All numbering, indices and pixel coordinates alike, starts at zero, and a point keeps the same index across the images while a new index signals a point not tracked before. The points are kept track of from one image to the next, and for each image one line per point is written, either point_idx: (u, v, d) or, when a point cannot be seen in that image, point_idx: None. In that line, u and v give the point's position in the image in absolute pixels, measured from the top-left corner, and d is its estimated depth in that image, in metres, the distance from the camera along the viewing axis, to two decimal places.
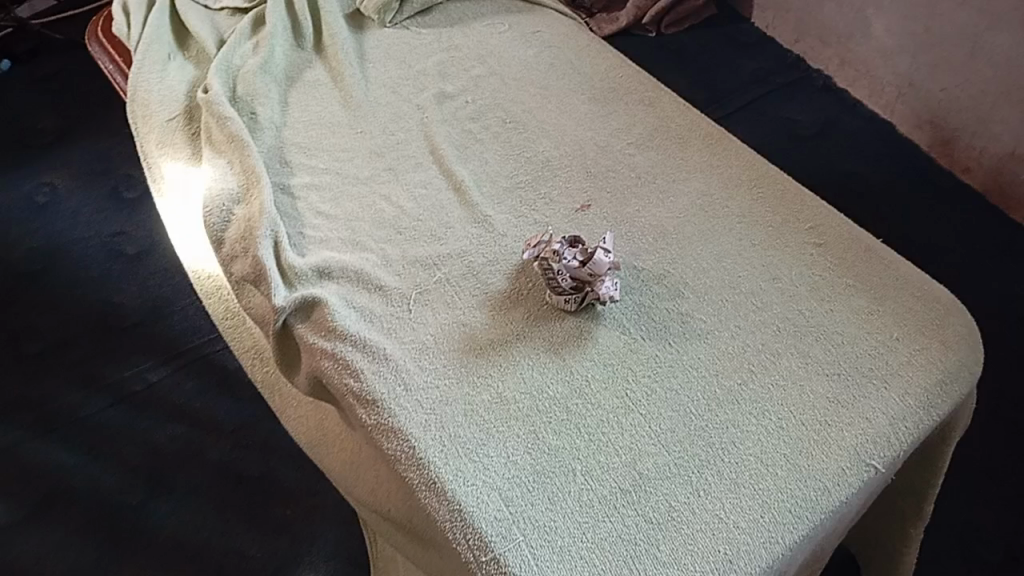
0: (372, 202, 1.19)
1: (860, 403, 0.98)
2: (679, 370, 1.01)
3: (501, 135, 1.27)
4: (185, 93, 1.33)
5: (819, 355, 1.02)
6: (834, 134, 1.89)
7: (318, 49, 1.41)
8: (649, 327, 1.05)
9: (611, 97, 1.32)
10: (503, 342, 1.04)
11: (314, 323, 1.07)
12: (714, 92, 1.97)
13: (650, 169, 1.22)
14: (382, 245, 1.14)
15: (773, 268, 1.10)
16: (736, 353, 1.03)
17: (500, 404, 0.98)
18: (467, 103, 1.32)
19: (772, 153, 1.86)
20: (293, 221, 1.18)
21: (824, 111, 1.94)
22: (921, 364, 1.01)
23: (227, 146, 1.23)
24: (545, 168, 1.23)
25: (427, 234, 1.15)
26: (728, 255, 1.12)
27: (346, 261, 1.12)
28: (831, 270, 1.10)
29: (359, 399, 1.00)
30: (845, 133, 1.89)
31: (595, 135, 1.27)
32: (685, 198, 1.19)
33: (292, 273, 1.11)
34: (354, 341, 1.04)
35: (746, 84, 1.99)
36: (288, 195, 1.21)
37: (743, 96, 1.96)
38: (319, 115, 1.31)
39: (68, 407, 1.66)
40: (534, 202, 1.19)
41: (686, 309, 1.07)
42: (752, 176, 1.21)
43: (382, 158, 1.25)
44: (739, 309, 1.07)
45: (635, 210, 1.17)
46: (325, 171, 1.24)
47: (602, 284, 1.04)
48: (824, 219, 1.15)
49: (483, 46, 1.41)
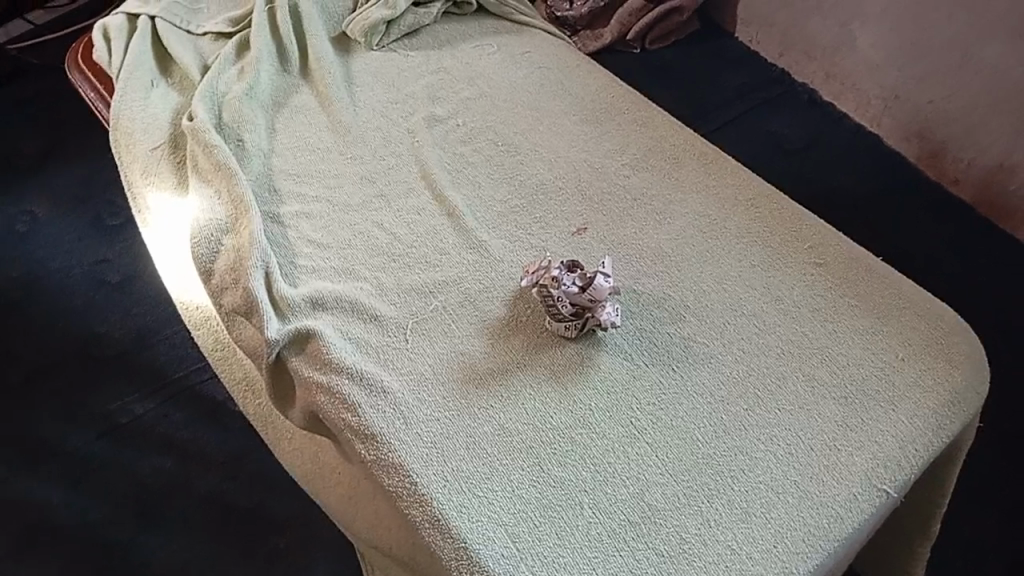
0: (365, 230, 1.17)
1: (868, 426, 0.97)
2: (684, 397, 0.99)
3: (493, 158, 1.25)
4: (170, 120, 1.30)
5: (825, 378, 1.01)
6: (822, 148, 1.88)
7: (305, 73, 1.39)
8: (651, 353, 1.03)
9: (604, 118, 1.30)
10: (503, 371, 1.02)
11: (308, 355, 1.04)
12: (702, 108, 1.96)
13: (646, 190, 1.21)
14: (376, 273, 1.12)
15: (775, 289, 1.09)
16: (741, 378, 1.01)
17: (503, 436, 0.96)
18: (458, 126, 1.30)
19: (762, 168, 1.85)
20: (284, 250, 1.15)
21: (812, 124, 1.93)
22: (928, 385, 1.00)
23: (214, 175, 1.21)
24: (539, 191, 1.21)
25: (422, 261, 1.13)
26: (729, 276, 1.10)
27: (339, 291, 1.09)
28: (832, 290, 1.09)
29: (358, 434, 0.98)
30: (834, 146, 1.89)
31: (589, 157, 1.25)
32: (683, 219, 1.17)
33: (284, 304, 1.08)
34: (351, 373, 1.01)
35: (732, 99, 1.98)
36: (278, 224, 1.18)
37: (730, 112, 1.96)
38: (308, 141, 1.29)
39: (51, 441, 1.61)
40: (529, 226, 1.17)
41: (689, 333, 1.05)
42: (749, 195, 1.20)
43: (373, 184, 1.22)
44: (742, 332, 1.05)
45: (633, 233, 1.15)
46: (315, 199, 1.21)
47: (603, 310, 1.02)
48: (823, 239, 1.14)
49: (472, 67, 1.39)
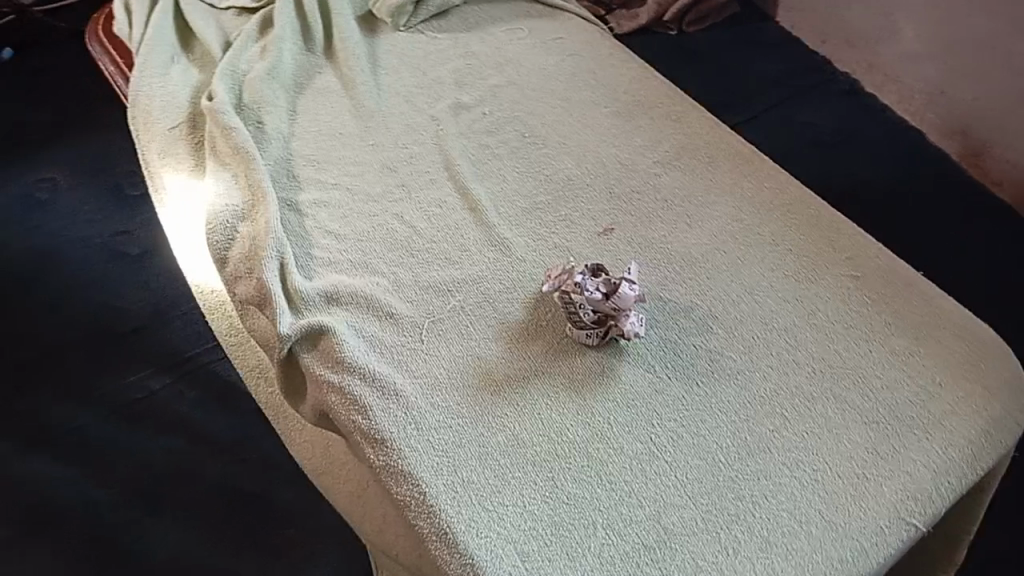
0: (384, 221, 1.13)
1: (899, 455, 0.93)
2: (707, 415, 0.95)
3: (518, 150, 1.21)
4: (189, 99, 1.27)
5: (856, 401, 0.96)
6: (863, 142, 1.81)
7: (329, 53, 1.35)
8: (675, 365, 0.99)
9: (636, 112, 1.25)
10: (520, 378, 0.98)
11: (320, 353, 1.01)
12: (731, 98, 1.89)
13: (678, 191, 1.16)
14: (394, 268, 1.08)
15: (808, 302, 1.04)
16: (768, 397, 0.97)
17: (516, 447, 0.93)
18: (484, 115, 1.25)
19: (791, 164, 1.78)
20: (300, 240, 1.12)
21: (853, 115, 1.86)
22: (965, 413, 0.95)
23: (231, 159, 1.17)
24: (565, 188, 1.16)
25: (441, 257, 1.09)
26: (760, 287, 1.06)
27: (355, 286, 1.06)
28: (868, 306, 1.04)
29: (367, 439, 0.95)
30: (875, 140, 1.81)
31: (619, 152, 1.20)
32: (715, 223, 1.12)
33: (298, 297, 1.05)
34: (363, 374, 0.98)
35: (765, 89, 1.91)
36: (294, 212, 1.14)
37: (761, 102, 1.88)
38: (329, 125, 1.25)
39: (65, 417, 1.61)
40: (554, 224, 1.12)
41: (715, 346, 1.01)
42: (785, 200, 1.14)
43: (394, 174, 1.18)
44: (772, 347, 1.01)
45: (661, 236, 1.11)
46: (334, 186, 1.17)
47: (626, 318, 0.98)
48: (861, 250, 1.09)
49: (501, 53, 1.34)
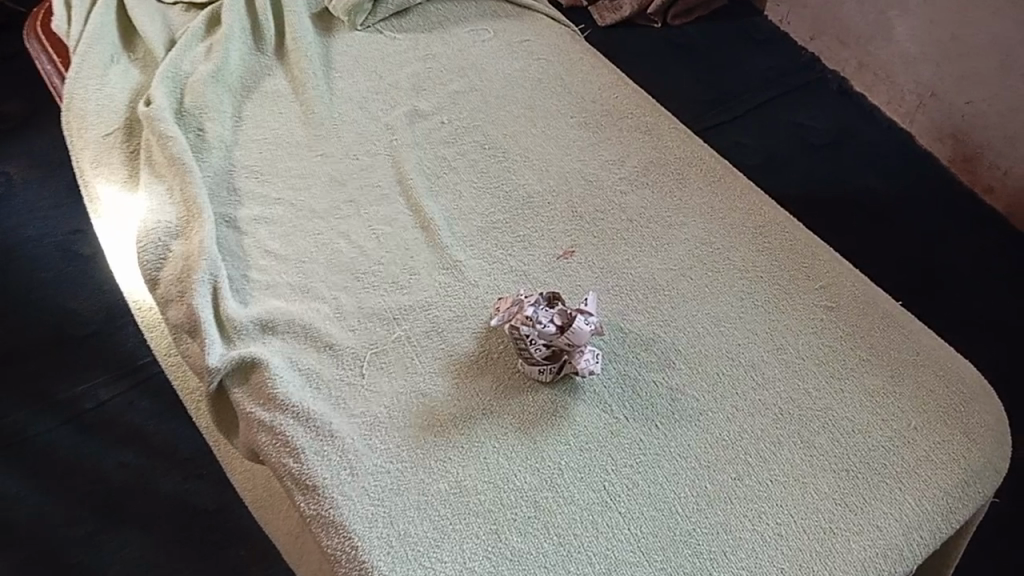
0: (329, 241, 1.06)
1: (870, 507, 0.86)
2: (666, 460, 0.89)
3: (477, 163, 1.13)
4: (127, 103, 1.19)
5: (826, 447, 0.90)
6: (848, 145, 1.73)
7: (280, 54, 1.27)
8: (633, 405, 0.92)
9: (604, 123, 1.17)
10: (466, 418, 0.91)
11: (252, 389, 0.94)
12: (704, 102, 1.80)
13: (645, 211, 1.08)
14: (337, 292, 1.01)
15: (778, 335, 0.98)
16: (731, 440, 0.90)
17: (458, 495, 0.86)
18: (443, 124, 1.17)
19: (764, 172, 1.69)
20: (236, 260, 1.04)
21: (840, 117, 1.78)
22: (941, 462, 0.89)
23: (167, 170, 1.10)
24: (525, 206, 1.09)
25: (388, 281, 1.02)
26: (728, 318, 0.99)
27: (292, 313, 0.99)
28: (843, 340, 0.97)
29: (298, 484, 0.88)
30: (861, 143, 1.74)
31: (585, 167, 1.13)
32: (683, 247, 1.05)
33: (230, 324, 0.97)
34: (297, 412, 0.91)
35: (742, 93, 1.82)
36: (233, 229, 1.07)
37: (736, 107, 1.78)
38: (276, 133, 1.17)
39: (11, 427, 1.53)
40: (512, 246, 1.05)
41: (676, 383, 0.94)
42: (758, 222, 1.07)
43: (343, 188, 1.11)
44: (736, 386, 0.94)
45: (626, 260, 1.04)
46: (276, 201, 1.10)
47: (580, 356, 0.91)
48: (836, 278, 1.03)
49: (463, 56, 1.26)
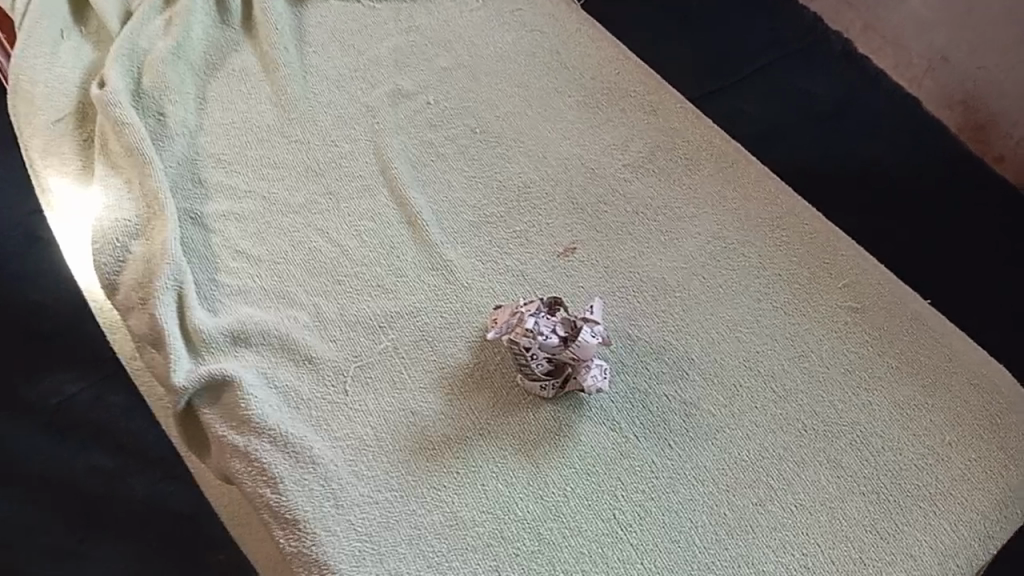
0: (306, 239, 0.96)
1: (903, 534, 0.80)
2: (681, 484, 0.81)
3: (466, 149, 1.03)
4: (80, 84, 1.08)
5: (853, 467, 0.83)
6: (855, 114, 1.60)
7: (248, 26, 1.15)
8: (644, 422, 0.84)
9: (605, 103, 1.07)
10: (461, 440, 0.83)
11: (223, 409, 0.85)
12: (701, 66, 1.64)
13: (651, 202, 0.99)
14: (315, 298, 0.92)
15: (799, 341, 0.90)
16: (751, 461, 0.83)
17: (455, 529, 0.78)
18: (428, 105, 1.07)
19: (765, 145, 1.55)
20: (203, 261, 0.94)
21: (847, 82, 1.63)
22: (978, 482, 0.82)
23: (125, 161, 0.99)
24: (520, 197, 1.00)
25: (373, 284, 0.93)
26: (744, 322, 0.91)
27: (267, 322, 0.89)
28: (869, 346, 0.90)
29: (277, 517, 0.80)
30: (868, 112, 1.60)
31: (584, 152, 1.03)
32: (694, 242, 0.96)
33: (197, 337, 0.88)
34: (274, 436, 0.82)
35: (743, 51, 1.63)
36: (199, 227, 0.97)
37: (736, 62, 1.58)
38: (245, 117, 1.06)
39: None
40: (507, 243, 0.96)
41: (691, 397, 0.86)
42: (774, 213, 0.98)
43: (320, 178, 1.01)
44: (755, 399, 0.86)
45: (632, 257, 0.95)
46: (247, 194, 1.00)
47: (587, 372, 0.83)
48: (860, 275, 0.94)
49: (449, 27, 1.15)
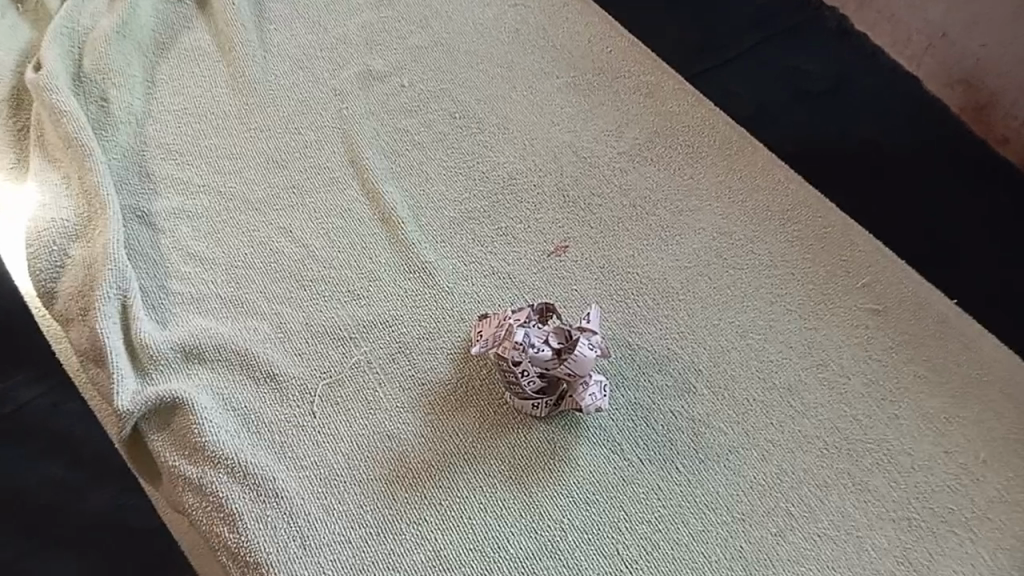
0: (267, 239, 0.86)
1: (939, 566, 0.71)
2: (691, 513, 0.73)
3: (444, 137, 0.94)
4: (14, 67, 0.97)
5: (880, 490, 0.75)
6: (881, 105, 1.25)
7: (202, 1, 1.04)
8: (648, 443, 0.76)
9: (597, 84, 0.98)
10: (444, 466, 0.74)
11: (174, 436, 0.75)
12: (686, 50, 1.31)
13: (650, 194, 0.90)
14: (278, 306, 0.82)
15: (817, 348, 0.81)
16: (767, 486, 0.74)
17: (439, 569, 0.69)
18: (402, 88, 0.97)
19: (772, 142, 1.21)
20: (152, 266, 0.84)
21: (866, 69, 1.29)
22: (1018, 504, 0.74)
23: (62, 153, 0.89)
24: (506, 189, 0.90)
25: (342, 289, 0.83)
26: (756, 327, 0.82)
27: (222, 335, 0.79)
28: (892, 353, 0.81)
29: (236, 560, 0.70)
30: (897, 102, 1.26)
31: (576, 139, 0.94)
32: (698, 238, 0.87)
33: (144, 354, 0.78)
34: (232, 467, 0.73)
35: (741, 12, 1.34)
36: (146, 226, 0.87)
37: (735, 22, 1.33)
38: (199, 103, 0.96)
39: None
40: (492, 241, 0.86)
41: (699, 414, 0.77)
42: (785, 204, 0.90)
43: (283, 170, 0.91)
44: (771, 415, 0.77)
45: (630, 256, 0.86)
46: (200, 189, 0.89)
47: (585, 388, 0.74)
48: (881, 274, 0.86)
49: (424, 2, 1.05)
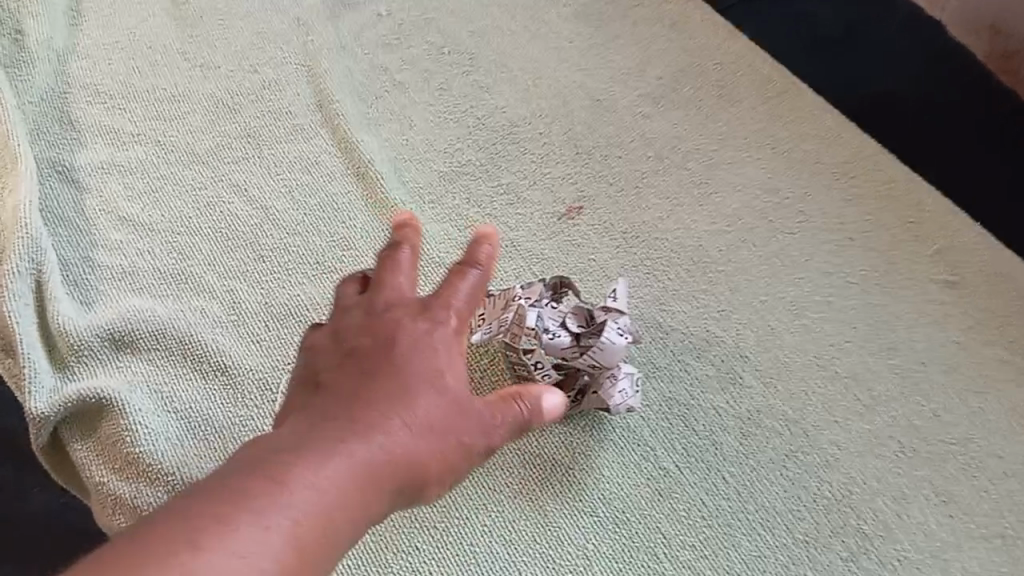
0: (217, 199, 0.71)
1: None
2: (743, 535, 0.60)
3: (432, 76, 0.78)
4: None
5: (968, 502, 0.61)
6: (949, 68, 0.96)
7: None
8: (687, 449, 0.62)
9: (611, 14, 0.82)
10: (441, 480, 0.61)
11: (102, 446, 0.60)
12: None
13: (678, 143, 0.75)
14: (230, 281, 0.67)
15: (885, 328, 0.67)
16: (835, 499, 0.61)
17: None
18: (380, 18, 0.81)
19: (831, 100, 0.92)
20: (74, 233, 0.69)
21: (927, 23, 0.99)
22: None
23: None
24: (506, 139, 0.75)
25: (310, 261, 0.68)
26: (811, 303, 0.68)
27: (160, 319, 0.64)
28: (975, 333, 0.67)
29: None
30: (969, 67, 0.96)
31: (588, 78, 0.78)
32: (738, 196, 0.73)
33: (64, 344, 0.63)
34: (172, 485, 0.58)
35: None
36: (68, 184, 0.71)
37: None
38: (134, 36, 0.80)
39: None
40: (491, 202, 0.72)
41: (748, 411, 0.64)
42: (839, 154, 0.74)
43: (236, 116, 0.75)
44: (834, 412, 0.64)
45: (657, 219, 0.72)
46: (135, 139, 0.74)
47: (613, 386, 0.61)
48: (954, 239, 0.70)
49: None
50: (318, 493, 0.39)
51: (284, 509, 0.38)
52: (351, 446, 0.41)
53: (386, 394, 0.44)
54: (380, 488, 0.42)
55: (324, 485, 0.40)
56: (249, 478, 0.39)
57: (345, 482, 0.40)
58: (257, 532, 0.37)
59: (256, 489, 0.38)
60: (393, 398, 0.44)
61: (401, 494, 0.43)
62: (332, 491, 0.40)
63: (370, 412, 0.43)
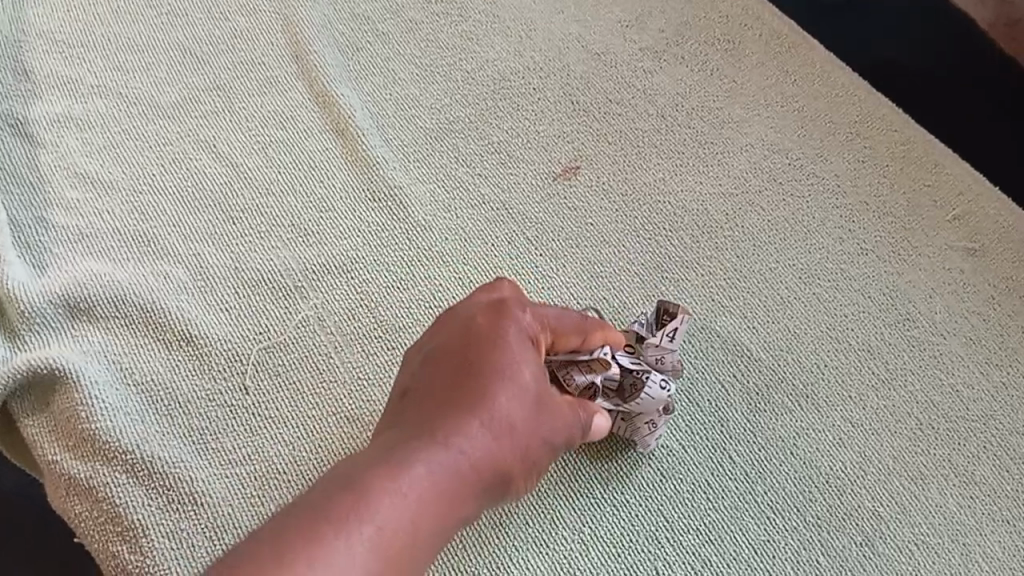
0: (183, 156, 0.65)
1: None
2: (752, 518, 0.55)
3: (417, 27, 0.73)
4: None
5: (990, 483, 0.57)
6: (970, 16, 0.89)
7: None
8: (692, 426, 0.58)
9: None
10: None
11: (55, 422, 0.55)
12: None
13: (681, 100, 0.70)
14: (196, 244, 0.62)
15: (902, 297, 0.63)
16: (849, 479, 0.57)
17: None
18: None
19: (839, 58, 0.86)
20: (26, 191, 0.63)
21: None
22: None
23: None
24: (496, 94, 0.70)
25: (284, 222, 0.63)
26: (823, 271, 0.63)
27: (119, 284, 0.59)
28: (998, 302, 0.62)
29: None
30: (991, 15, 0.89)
31: (585, 30, 0.73)
32: (744, 155, 0.68)
33: (13, 311, 0.58)
34: (131, 464, 0.53)
35: None
36: (20, 139, 0.65)
37: None
38: None
39: None
40: (480, 160, 0.67)
41: (756, 386, 0.59)
42: (851, 113, 0.69)
43: (205, 67, 0.69)
44: (847, 386, 0.59)
45: (658, 180, 0.67)
46: (93, 89, 0.68)
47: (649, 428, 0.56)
48: (973, 205, 0.65)
49: None
50: (412, 498, 0.40)
51: (374, 521, 0.38)
52: (440, 451, 0.42)
53: (471, 394, 0.44)
54: (468, 491, 0.42)
55: (417, 490, 0.40)
56: (344, 488, 0.39)
57: (436, 488, 0.41)
58: (356, 546, 0.37)
59: (350, 500, 0.39)
60: (479, 399, 0.44)
61: (487, 495, 0.43)
62: (425, 493, 0.40)
63: (456, 414, 0.43)
